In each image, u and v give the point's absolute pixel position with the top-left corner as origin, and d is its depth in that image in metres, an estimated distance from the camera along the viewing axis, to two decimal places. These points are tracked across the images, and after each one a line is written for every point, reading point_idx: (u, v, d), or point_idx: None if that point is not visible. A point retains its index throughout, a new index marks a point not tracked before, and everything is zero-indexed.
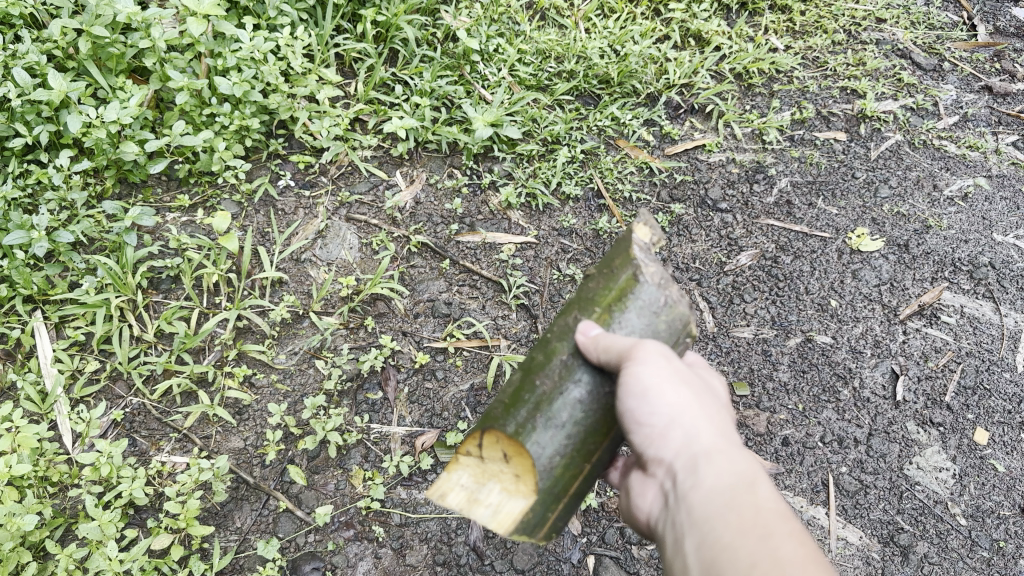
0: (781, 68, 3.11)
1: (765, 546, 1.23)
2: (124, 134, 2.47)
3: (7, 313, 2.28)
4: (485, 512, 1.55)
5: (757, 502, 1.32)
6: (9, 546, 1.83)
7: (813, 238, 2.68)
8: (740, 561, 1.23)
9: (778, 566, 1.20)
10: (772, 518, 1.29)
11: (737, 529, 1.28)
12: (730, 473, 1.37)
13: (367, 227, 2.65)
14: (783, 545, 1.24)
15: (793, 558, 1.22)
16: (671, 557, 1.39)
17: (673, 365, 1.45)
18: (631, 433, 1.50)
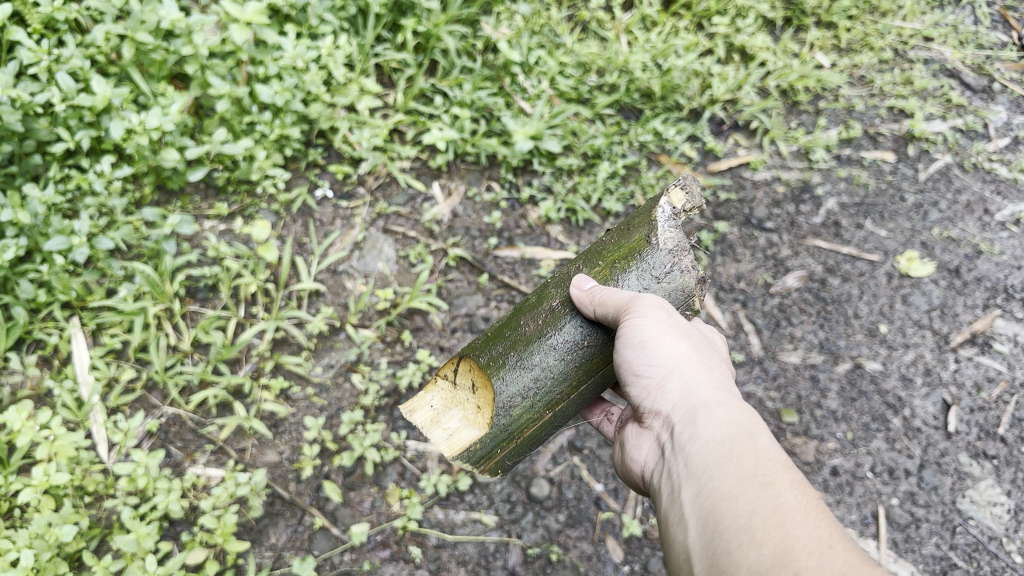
0: (827, 86, 3.01)
1: (766, 495, 1.22)
2: (165, 141, 2.44)
3: (45, 319, 2.26)
4: (442, 434, 1.74)
5: (758, 452, 1.30)
6: (46, 556, 1.80)
7: (861, 261, 2.61)
8: (739, 510, 1.22)
9: (779, 515, 1.19)
10: (773, 467, 1.28)
11: (737, 478, 1.26)
12: (729, 424, 1.36)
13: (405, 239, 2.61)
14: (783, 494, 1.23)
15: (794, 506, 1.21)
16: (667, 507, 1.37)
17: (671, 320, 1.49)
18: (629, 385, 1.53)
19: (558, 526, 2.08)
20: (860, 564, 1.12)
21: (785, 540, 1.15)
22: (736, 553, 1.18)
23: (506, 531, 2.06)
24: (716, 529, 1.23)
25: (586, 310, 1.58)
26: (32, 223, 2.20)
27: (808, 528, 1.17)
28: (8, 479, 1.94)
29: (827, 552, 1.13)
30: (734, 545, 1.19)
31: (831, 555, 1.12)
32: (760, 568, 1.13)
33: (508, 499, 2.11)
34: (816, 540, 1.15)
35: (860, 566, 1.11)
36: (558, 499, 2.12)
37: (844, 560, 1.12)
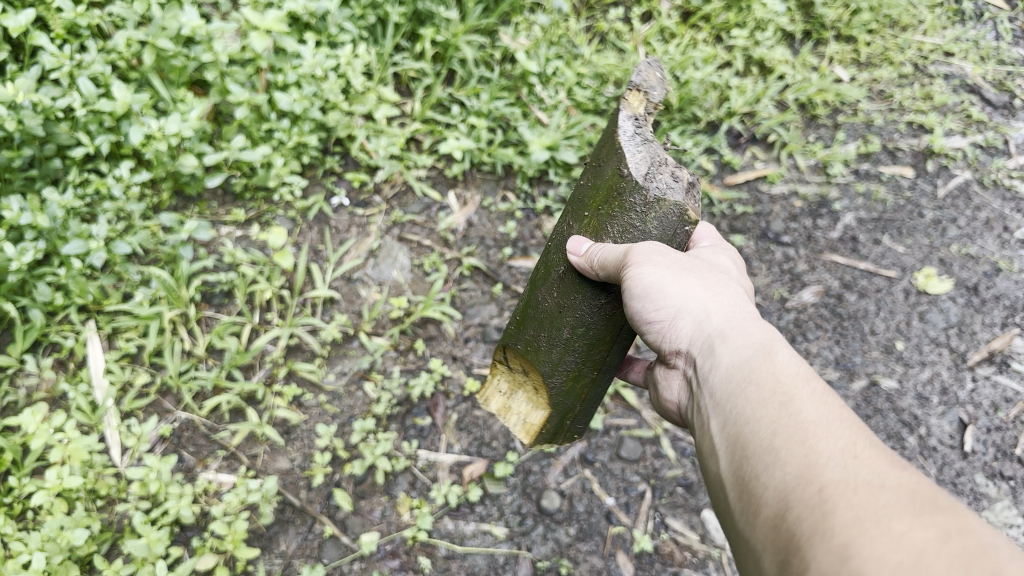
0: (846, 100, 2.99)
1: (785, 412, 1.11)
2: (183, 147, 2.46)
3: (61, 322, 2.28)
4: (517, 420, 1.92)
5: (774, 369, 1.20)
6: (57, 559, 1.81)
7: (878, 277, 2.59)
8: (762, 432, 1.11)
9: (800, 428, 1.07)
10: (792, 383, 1.16)
11: (757, 401, 1.16)
12: (745, 351, 1.28)
13: (419, 248, 2.62)
14: (803, 407, 1.11)
15: (814, 418, 1.08)
16: (701, 445, 1.29)
17: (671, 259, 1.43)
18: (645, 332, 1.49)
19: (568, 540, 2.07)
20: (893, 466, 0.98)
21: (806, 453, 1.02)
22: (762, 477, 1.06)
23: (516, 543, 2.05)
24: (741, 458, 1.12)
25: (591, 277, 1.53)
26: (51, 227, 2.22)
27: (832, 433, 1.04)
28: (21, 482, 1.95)
29: (853, 458, 0.99)
30: (761, 469, 1.07)
31: (858, 459, 0.99)
32: (784, 484, 1.01)
33: (519, 511, 2.11)
34: (839, 448, 1.01)
35: (892, 468, 0.97)
36: (569, 512, 2.11)
37: (873, 463, 0.98)
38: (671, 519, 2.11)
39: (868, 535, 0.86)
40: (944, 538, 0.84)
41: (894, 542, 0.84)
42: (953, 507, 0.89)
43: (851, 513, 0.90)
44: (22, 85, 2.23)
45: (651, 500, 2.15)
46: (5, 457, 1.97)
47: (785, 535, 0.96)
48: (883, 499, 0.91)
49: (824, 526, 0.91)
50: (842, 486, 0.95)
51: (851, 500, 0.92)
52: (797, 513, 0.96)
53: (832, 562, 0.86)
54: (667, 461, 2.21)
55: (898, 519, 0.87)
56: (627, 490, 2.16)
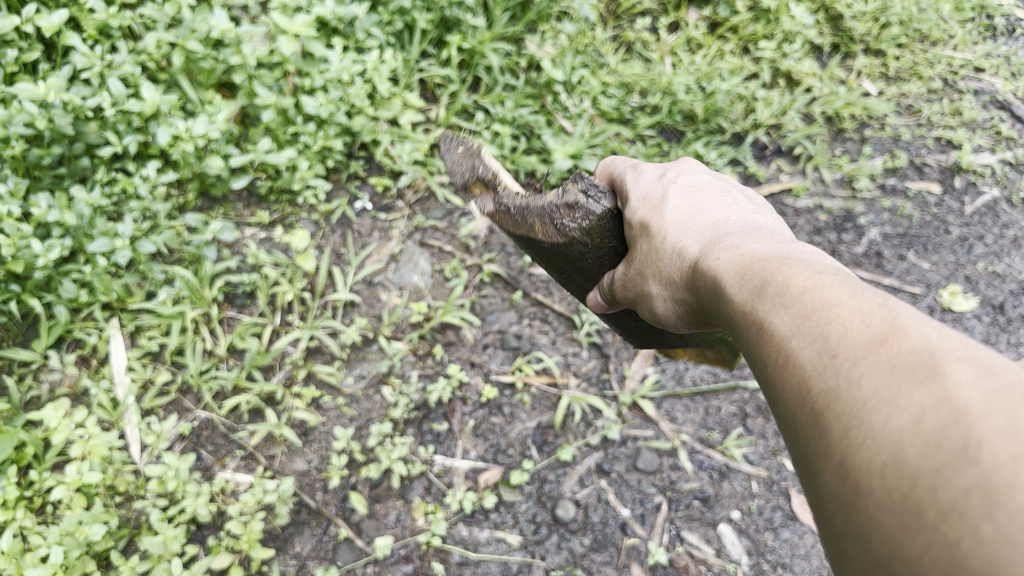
0: (873, 114, 2.96)
1: (765, 335, 1.01)
2: (210, 148, 2.48)
3: (85, 319, 2.30)
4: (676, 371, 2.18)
5: (746, 294, 1.10)
6: (75, 554, 1.82)
7: (902, 293, 2.57)
8: (758, 365, 1.02)
9: (778, 343, 0.97)
10: (757, 298, 1.06)
11: (744, 334, 1.07)
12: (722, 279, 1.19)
13: (440, 253, 2.62)
14: (775, 319, 1.00)
15: (787, 326, 0.97)
16: None
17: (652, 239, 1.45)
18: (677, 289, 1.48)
19: (582, 550, 2.06)
20: (872, 340, 0.86)
21: (791, 374, 0.92)
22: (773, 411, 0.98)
23: (530, 551, 2.05)
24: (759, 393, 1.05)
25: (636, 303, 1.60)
26: (77, 224, 2.25)
27: (804, 333, 0.94)
28: (42, 476, 1.97)
29: (829, 358, 0.88)
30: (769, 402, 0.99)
31: (835, 355, 0.87)
32: (784, 414, 0.93)
33: (533, 520, 2.10)
34: (815, 349, 0.91)
35: (869, 343, 0.86)
36: (584, 522, 2.10)
37: (846, 352, 0.86)
38: (687, 532, 2.10)
39: (859, 449, 0.77)
40: (921, 422, 0.73)
41: (877, 451, 0.75)
42: (933, 370, 0.77)
43: (840, 431, 0.80)
44: (54, 84, 2.27)
45: (667, 512, 2.13)
46: (26, 451, 2.00)
47: (802, 469, 0.89)
48: (863, 394, 0.80)
49: (821, 454, 0.82)
50: (825, 399, 0.85)
51: (835, 410, 0.83)
52: (801, 442, 0.88)
53: (836, 495, 0.79)
54: (683, 474, 2.20)
55: (877, 418, 0.77)
56: (643, 502, 2.15)
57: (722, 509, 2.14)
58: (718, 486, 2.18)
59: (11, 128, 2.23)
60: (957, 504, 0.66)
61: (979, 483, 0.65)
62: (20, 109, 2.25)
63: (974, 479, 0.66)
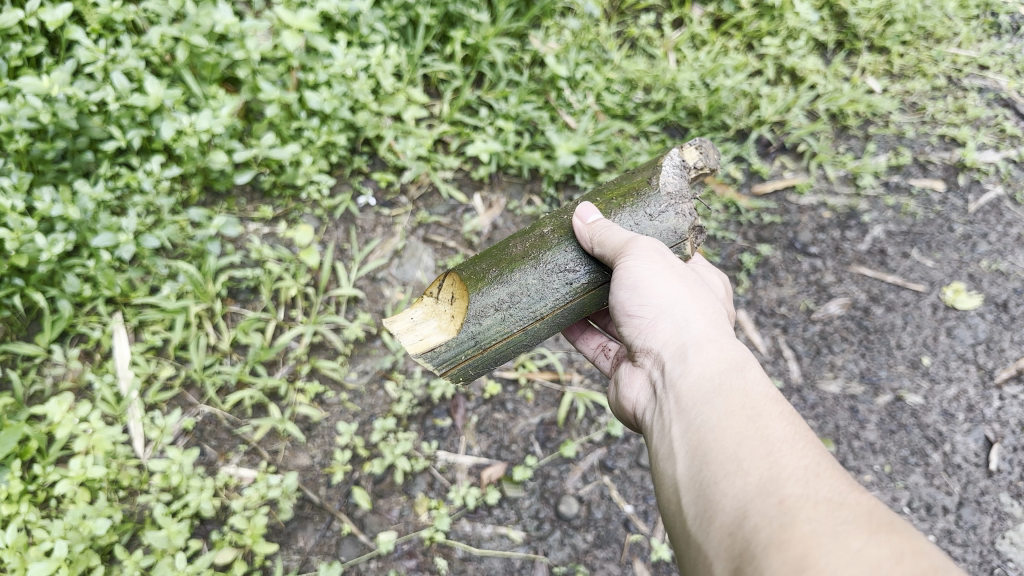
0: (877, 111, 2.94)
1: (756, 427, 1.21)
2: (214, 143, 2.47)
3: (89, 313, 2.31)
4: (411, 338, 1.74)
5: (744, 391, 1.29)
6: (79, 548, 1.82)
7: (906, 290, 2.56)
8: (731, 441, 1.20)
9: (768, 443, 1.17)
10: (766, 399, 1.27)
11: (724, 413, 1.26)
12: (721, 366, 1.37)
13: (444, 249, 2.63)
14: (772, 425, 1.21)
15: (782, 437, 1.18)
16: (656, 444, 1.37)
17: (666, 262, 1.55)
18: (624, 325, 1.61)
19: (585, 546, 2.06)
20: (852, 487, 1.07)
21: (776, 471, 1.11)
22: (723, 482, 1.14)
23: (533, 547, 2.05)
24: (704, 460, 1.21)
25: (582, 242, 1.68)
26: (81, 219, 2.24)
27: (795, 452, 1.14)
28: (45, 470, 1.98)
29: (814, 478, 1.09)
30: (722, 474, 1.16)
31: (820, 478, 1.08)
32: (744, 493, 1.10)
33: (536, 516, 2.10)
34: (801, 465, 1.12)
35: (853, 488, 1.07)
36: (587, 518, 2.10)
37: (832, 483, 1.08)
38: None
39: (830, 555, 0.94)
40: (900, 561, 0.91)
41: (849, 560, 0.92)
42: (906, 530, 0.98)
43: (811, 531, 0.98)
44: (57, 79, 2.25)
45: None
46: (30, 445, 1.99)
47: (741, 545, 1.04)
48: (844, 518, 1.00)
49: (783, 540, 0.99)
50: (802, 502, 1.04)
51: (812, 515, 1.01)
52: (756, 522, 1.05)
53: None
54: None
55: (857, 539, 0.95)
56: (646, 498, 2.14)
57: None
58: None
59: (15, 122, 2.22)
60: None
61: None
62: (24, 102, 2.22)
63: None
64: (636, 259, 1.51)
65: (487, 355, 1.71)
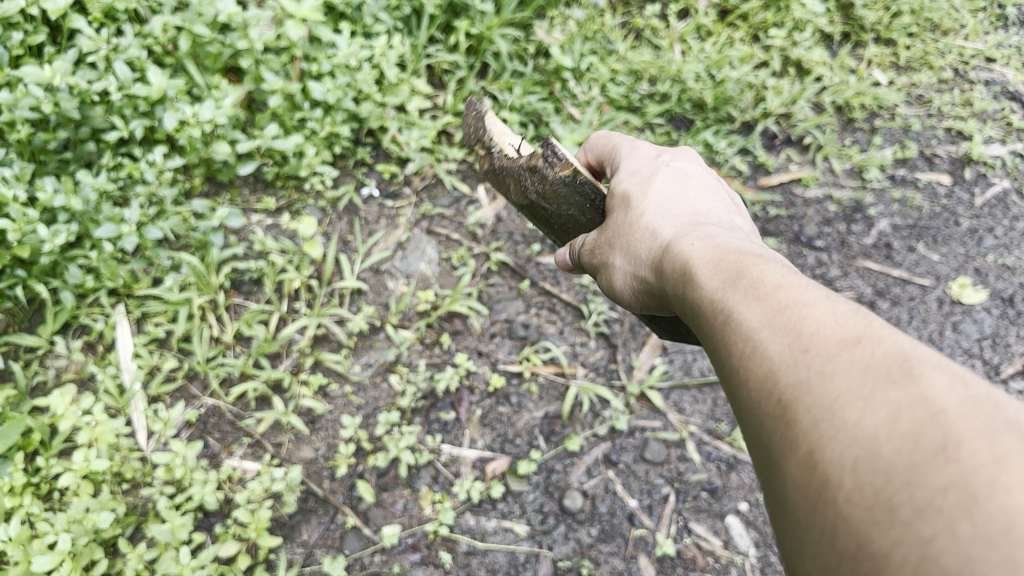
0: (883, 104, 2.93)
1: (734, 326, 1.04)
2: (217, 134, 2.46)
3: (91, 304, 2.29)
4: None
5: (721, 283, 1.13)
6: (83, 540, 1.82)
7: (912, 284, 2.55)
8: (721, 354, 1.04)
9: (749, 334, 1.00)
10: (727, 289, 1.10)
11: (711, 327, 1.10)
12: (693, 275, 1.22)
13: (447, 241, 2.60)
14: (745, 313, 1.03)
15: (759, 321, 1.00)
16: None
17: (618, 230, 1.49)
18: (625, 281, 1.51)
19: (590, 541, 2.05)
20: (844, 343, 0.89)
21: (760, 366, 0.95)
22: (734, 402, 1.00)
23: (537, 542, 2.04)
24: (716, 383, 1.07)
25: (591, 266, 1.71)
26: (83, 209, 2.23)
27: (778, 328, 0.97)
28: (48, 462, 1.97)
29: (802, 354, 0.91)
30: (730, 393, 1.01)
31: (808, 353, 0.91)
32: (748, 406, 0.95)
33: (541, 510, 2.09)
34: (788, 345, 0.94)
35: (847, 345, 0.89)
36: (591, 513, 2.09)
37: (821, 351, 0.90)
38: (695, 524, 2.09)
39: (830, 443, 0.79)
40: (898, 420, 0.76)
41: (850, 445, 0.77)
42: (911, 373, 0.81)
43: (811, 424, 0.83)
44: (59, 68, 2.23)
45: (675, 503, 2.12)
46: (33, 437, 1.99)
47: (763, 460, 0.90)
48: (838, 391, 0.83)
49: (790, 445, 0.84)
50: (798, 391, 0.87)
51: (809, 403, 0.85)
52: (766, 431, 0.90)
53: (804, 481, 0.80)
54: (691, 465, 2.19)
55: (853, 414, 0.80)
56: (651, 493, 2.14)
57: (730, 501, 2.13)
58: (726, 478, 2.17)
59: (16, 112, 2.22)
60: (934, 498, 0.67)
61: (958, 480, 0.67)
62: (26, 92, 2.22)
63: (951, 476, 0.68)
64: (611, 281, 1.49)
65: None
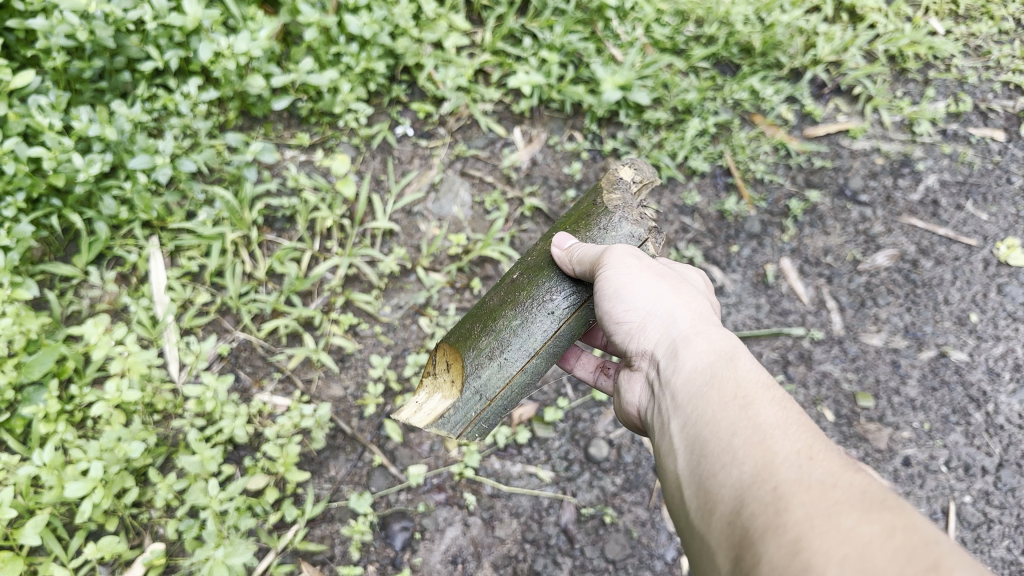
0: (938, 54, 2.79)
1: (746, 413, 1.13)
2: (251, 67, 2.41)
3: (126, 236, 2.30)
4: (417, 415, 1.68)
5: (737, 378, 1.22)
6: (114, 469, 1.86)
7: (957, 244, 2.47)
8: (723, 437, 1.12)
9: (763, 430, 1.09)
10: (750, 386, 1.19)
11: (718, 403, 1.19)
12: (718, 356, 1.30)
13: (481, 184, 2.57)
14: (762, 412, 1.13)
15: (774, 422, 1.10)
16: (659, 442, 1.31)
17: (641, 266, 1.51)
18: (613, 333, 1.55)
19: (614, 489, 2.05)
20: (849, 468, 0.98)
21: (768, 462, 1.03)
22: (720, 475, 1.07)
23: (561, 488, 2.04)
24: (701, 454, 1.14)
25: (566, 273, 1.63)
26: (118, 140, 2.22)
27: (788, 434, 1.07)
28: (83, 391, 2.00)
29: (805, 460, 1.01)
30: (718, 466, 1.09)
31: (813, 462, 1.00)
32: (741, 482, 1.03)
33: (565, 457, 2.09)
34: (795, 448, 1.03)
35: (848, 469, 0.99)
36: (616, 462, 2.09)
37: (825, 462, 0.99)
38: None
39: (818, 535, 0.87)
40: (890, 534, 0.84)
41: (841, 542, 0.84)
42: (900, 505, 0.90)
43: (803, 515, 0.90)
44: None
45: None
46: (67, 365, 2.02)
47: (740, 533, 0.97)
48: (835, 496, 0.92)
49: (776, 527, 0.92)
50: (796, 486, 0.96)
51: (804, 496, 0.93)
52: (751, 511, 0.97)
53: (783, 561, 0.87)
54: None
55: (848, 517, 0.88)
56: None
57: None
58: None
59: (52, 39, 2.19)
60: None
61: None
62: (61, 19, 2.18)
63: None
64: (614, 269, 1.47)
65: (497, 404, 1.64)
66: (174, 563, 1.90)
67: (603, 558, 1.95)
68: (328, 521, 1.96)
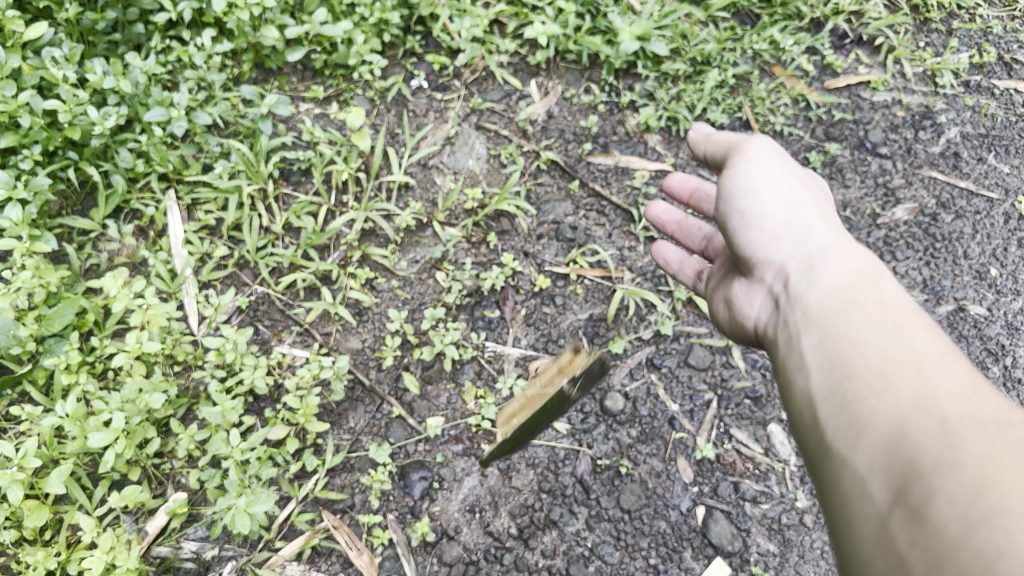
0: (962, 4, 2.76)
1: (900, 339, 1.24)
2: (265, 18, 2.40)
3: (143, 189, 2.30)
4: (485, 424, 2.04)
5: (886, 309, 1.33)
6: (136, 420, 1.88)
7: (978, 197, 2.45)
8: (873, 364, 1.22)
9: (916, 358, 1.19)
10: (902, 312, 1.31)
11: (865, 322, 1.31)
12: (855, 282, 1.44)
13: (497, 137, 2.53)
14: (919, 342, 1.23)
15: (928, 352, 1.20)
16: (787, 356, 1.43)
17: (784, 165, 1.75)
18: (738, 239, 1.71)
19: (629, 441, 2.06)
20: (1008, 404, 1.08)
21: (930, 385, 1.13)
22: (871, 399, 1.16)
23: (577, 440, 2.06)
24: (844, 373, 1.25)
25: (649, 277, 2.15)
26: (133, 92, 2.22)
27: (944, 365, 1.17)
28: (103, 342, 2.01)
29: (968, 389, 1.10)
30: (869, 391, 1.18)
31: (975, 391, 1.10)
32: (898, 408, 1.12)
33: (582, 410, 2.10)
34: (954, 380, 1.13)
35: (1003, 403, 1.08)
36: (632, 414, 2.10)
37: (985, 395, 1.09)
38: (735, 430, 2.09)
39: (988, 462, 0.94)
40: None
41: (1018, 467, 0.92)
42: None
43: (972, 441, 0.98)
44: None
45: (717, 409, 2.12)
46: (87, 317, 2.04)
47: (901, 460, 1.04)
48: (1002, 429, 1.00)
49: (947, 450, 0.99)
50: (961, 418, 1.04)
51: (975, 429, 1.01)
52: (917, 439, 1.04)
53: (963, 495, 0.92)
54: (735, 372, 2.16)
55: (1007, 448, 0.96)
56: (693, 398, 2.13)
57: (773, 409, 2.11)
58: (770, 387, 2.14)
59: None
60: None
61: None
62: None
63: None
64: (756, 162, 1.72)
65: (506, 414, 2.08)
66: (197, 512, 1.92)
67: (618, 509, 1.97)
68: (348, 471, 2.00)
